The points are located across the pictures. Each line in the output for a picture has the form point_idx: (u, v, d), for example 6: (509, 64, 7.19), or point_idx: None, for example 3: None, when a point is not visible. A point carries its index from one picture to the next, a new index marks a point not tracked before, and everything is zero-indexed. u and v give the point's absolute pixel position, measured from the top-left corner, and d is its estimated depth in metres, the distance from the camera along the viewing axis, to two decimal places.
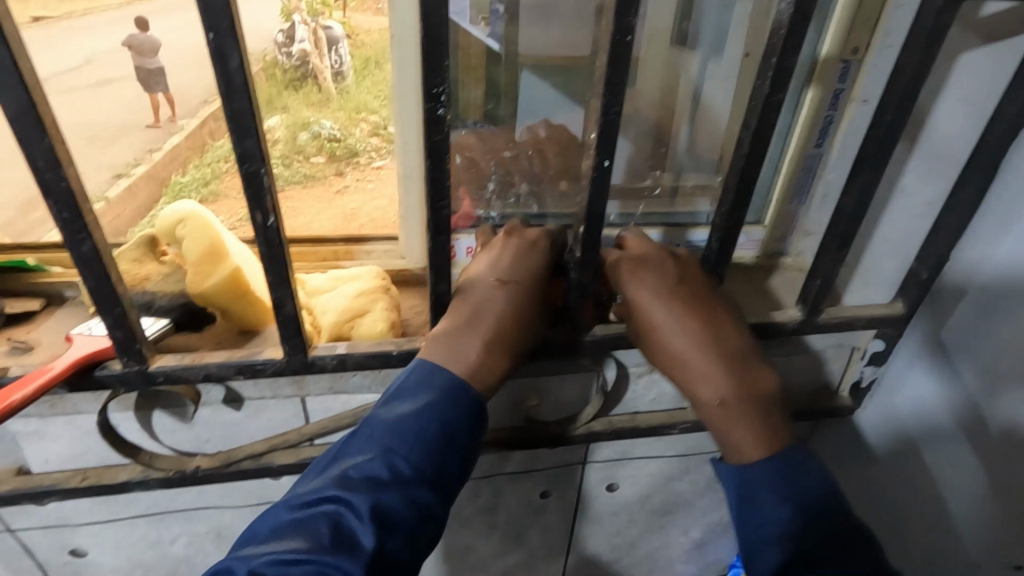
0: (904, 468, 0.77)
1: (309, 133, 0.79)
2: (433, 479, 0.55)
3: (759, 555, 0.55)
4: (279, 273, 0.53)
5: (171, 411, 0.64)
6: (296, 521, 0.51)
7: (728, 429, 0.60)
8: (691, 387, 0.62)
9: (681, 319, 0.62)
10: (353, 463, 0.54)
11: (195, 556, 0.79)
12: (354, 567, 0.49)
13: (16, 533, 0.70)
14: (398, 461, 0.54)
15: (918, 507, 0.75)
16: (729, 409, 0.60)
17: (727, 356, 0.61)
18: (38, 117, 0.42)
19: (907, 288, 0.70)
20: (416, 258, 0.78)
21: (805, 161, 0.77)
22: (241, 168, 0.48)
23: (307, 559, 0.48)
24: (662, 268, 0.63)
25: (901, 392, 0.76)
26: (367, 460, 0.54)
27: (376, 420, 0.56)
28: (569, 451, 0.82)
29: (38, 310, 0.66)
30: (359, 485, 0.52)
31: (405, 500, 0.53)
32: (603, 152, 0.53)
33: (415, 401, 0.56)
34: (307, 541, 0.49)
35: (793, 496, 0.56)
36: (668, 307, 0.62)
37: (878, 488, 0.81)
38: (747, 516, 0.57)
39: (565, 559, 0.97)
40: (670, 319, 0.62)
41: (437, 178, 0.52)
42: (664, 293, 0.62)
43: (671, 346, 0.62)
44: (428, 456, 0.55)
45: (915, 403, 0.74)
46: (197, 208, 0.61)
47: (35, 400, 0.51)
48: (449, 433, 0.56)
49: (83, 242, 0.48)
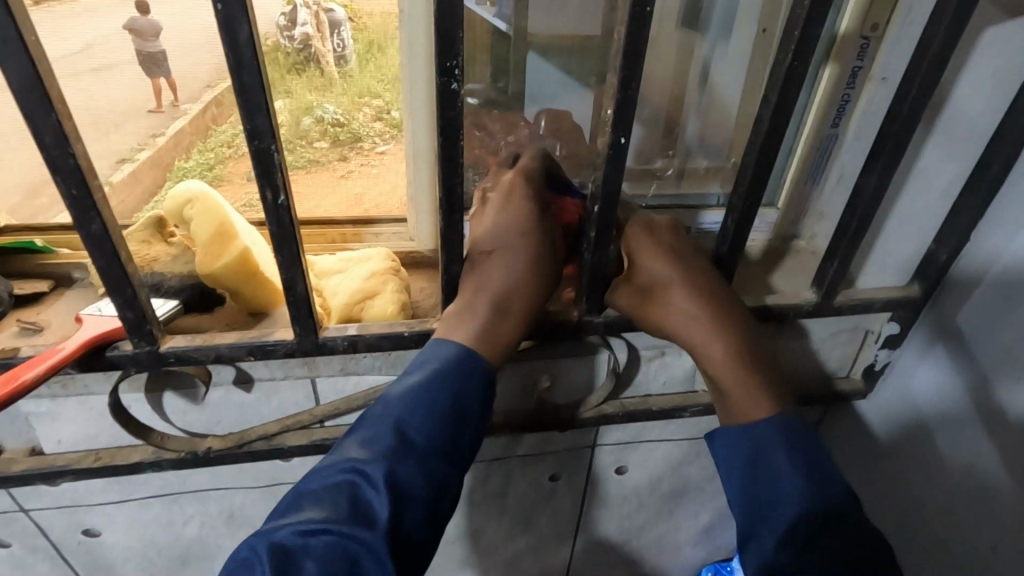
0: (915, 455, 0.76)
1: (313, 118, 0.77)
2: (447, 449, 0.55)
3: (764, 527, 0.57)
4: (290, 252, 0.53)
5: (181, 392, 0.64)
6: (314, 493, 0.51)
7: (736, 392, 0.60)
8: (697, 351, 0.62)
9: (687, 291, 0.62)
10: (365, 435, 0.54)
11: (207, 537, 0.79)
12: (373, 537, 0.49)
13: (30, 513, 0.71)
14: (413, 430, 0.54)
15: (926, 492, 0.75)
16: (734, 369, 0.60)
17: (732, 329, 0.61)
18: (43, 91, 0.41)
19: (925, 270, 0.69)
20: (426, 241, 0.77)
21: (821, 141, 0.75)
22: (251, 144, 0.47)
23: (327, 531, 0.49)
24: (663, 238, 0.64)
25: (917, 377, 0.75)
26: (382, 430, 0.54)
27: (390, 391, 0.56)
28: (579, 434, 0.82)
29: (47, 292, 0.66)
30: (373, 456, 0.52)
31: (420, 470, 0.53)
32: (619, 129, 0.52)
33: (426, 370, 0.56)
34: (326, 513, 0.50)
35: (809, 472, 0.57)
36: (676, 278, 0.62)
37: (888, 472, 0.81)
38: (755, 491, 0.58)
39: (574, 541, 0.98)
40: (677, 285, 0.62)
41: (450, 155, 0.51)
42: (674, 265, 0.63)
43: (676, 310, 0.62)
44: (442, 425, 0.55)
45: (931, 388, 0.74)
46: (205, 189, 0.61)
47: (46, 380, 0.51)
48: (459, 403, 0.55)
49: (92, 221, 0.47)
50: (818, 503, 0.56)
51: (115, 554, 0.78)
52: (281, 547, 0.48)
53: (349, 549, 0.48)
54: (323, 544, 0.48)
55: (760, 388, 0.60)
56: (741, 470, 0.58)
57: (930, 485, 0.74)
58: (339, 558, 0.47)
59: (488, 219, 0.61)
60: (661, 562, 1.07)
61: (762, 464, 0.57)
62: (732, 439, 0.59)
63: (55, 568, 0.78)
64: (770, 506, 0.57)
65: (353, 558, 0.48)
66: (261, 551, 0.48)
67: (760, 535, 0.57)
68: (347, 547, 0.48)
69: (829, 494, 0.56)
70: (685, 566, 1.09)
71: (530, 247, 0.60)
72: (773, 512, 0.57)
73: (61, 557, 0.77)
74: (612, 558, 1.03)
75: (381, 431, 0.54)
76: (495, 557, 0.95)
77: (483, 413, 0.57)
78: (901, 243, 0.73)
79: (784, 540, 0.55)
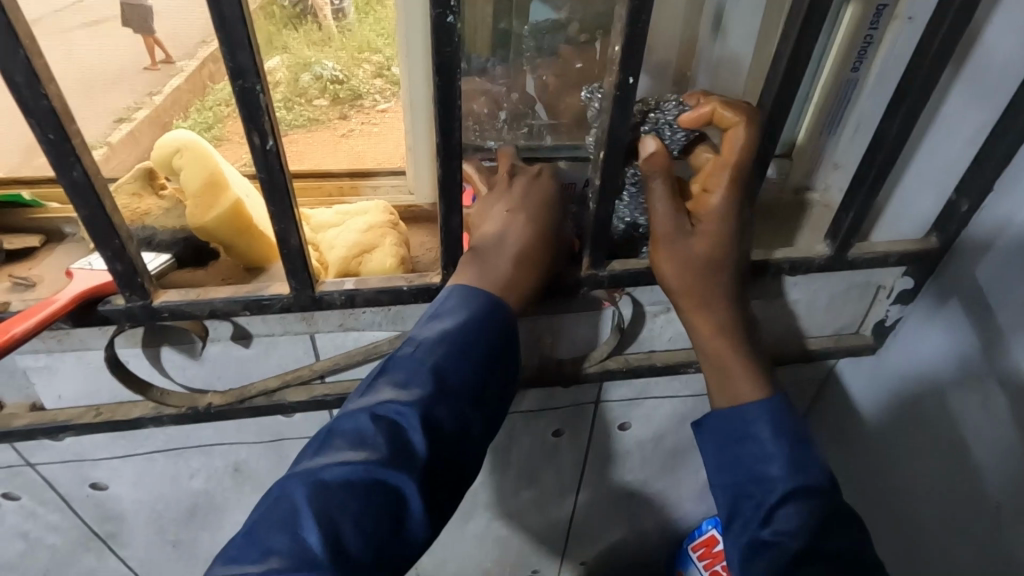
0: (914, 428, 0.76)
1: (311, 73, 0.74)
2: (478, 392, 0.54)
3: (747, 520, 0.56)
4: (281, 202, 0.51)
5: (178, 347, 0.63)
6: (349, 433, 0.49)
7: (719, 371, 0.60)
8: (693, 324, 0.60)
9: (692, 267, 0.58)
10: (399, 377, 0.52)
11: (215, 490, 0.80)
12: (412, 478, 0.48)
13: (38, 467, 0.72)
14: (445, 371, 0.52)
15: (926, 469, 0.76)
16: (725, 354, 0.60)
17: (719, 309, 0.60)
18: (9, 26, 0.39)
19: (944, 222, 0.66)
20: (425, 194, 0.74)
21: (841, 86, 0.71)
22: (235, 85, 0.44)
23: (365, 469, 0.47)
24: (724, 209, 0.57)
25: (919, 346, 0.75)
26: (415, 371, 0.52)
27: (421, 336, 0.54)
28: (583, 391, 0.81)
29: (38, 247, 0.64)
30: (410, 397, 0.50)
31: (452, 413, 0.52)
32: (628, 67, 0.49)
33: (456, 315, 0.55)
34: (364, 452, 0.48)
35: (796, 463, 0.56)
36: (690, 253, 0.57)
37: (890, 446, 0.81)
38: (746, 484, 0.57)
39: (578, 495, 0.99)
40: (701, 262, 0.58)
41: (447, 98, 0.48)
42: (704, 249, 0.57)
43: (683, 283, 0.58)
44: (472, 369, 0.53)
45: (936, 359, 0.73)
46: (194, 137, 0.58)
47: (37, 334, 0.50)
48: (488, 347, 0.55)
49: (73, 167, 0.45)
50: (809, 491, 0.55)
51: (124, 507, 0.80)
52: (323, 485, 0.46)
53: (391, 490, 0.47)
54: (363, 484, 0.46)
55: (733, 371, 0.59)
56: (728, 452, 0.58)
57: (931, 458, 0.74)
58: (379, 500, 0.46)
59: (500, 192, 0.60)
60: (663, 516, 1.09)
61: (744, 443, 0.58)
62: (718, 420, 0.60)
63: (67, 520, 0.80)
64: (753, 487, 0.56)
65: (392, 496, 0.47)
66: (297, 493, 0.46)
67: (744, 518, 0.56)
68: (387, 487, 0.47)
69: (811, 475, 0.56)
70: (685, 516, 1.12)
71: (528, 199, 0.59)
72: (755, 492, 0.56)
73: (71, 509, 0.78)
74: (614, 511, 1.05)
75: (415, 371, 0.52)
76: (499, 509, 0.97)
77: (507, 355, 0.56)
78: (920, 195, 0.70)
79: (768, 517, 0.54)
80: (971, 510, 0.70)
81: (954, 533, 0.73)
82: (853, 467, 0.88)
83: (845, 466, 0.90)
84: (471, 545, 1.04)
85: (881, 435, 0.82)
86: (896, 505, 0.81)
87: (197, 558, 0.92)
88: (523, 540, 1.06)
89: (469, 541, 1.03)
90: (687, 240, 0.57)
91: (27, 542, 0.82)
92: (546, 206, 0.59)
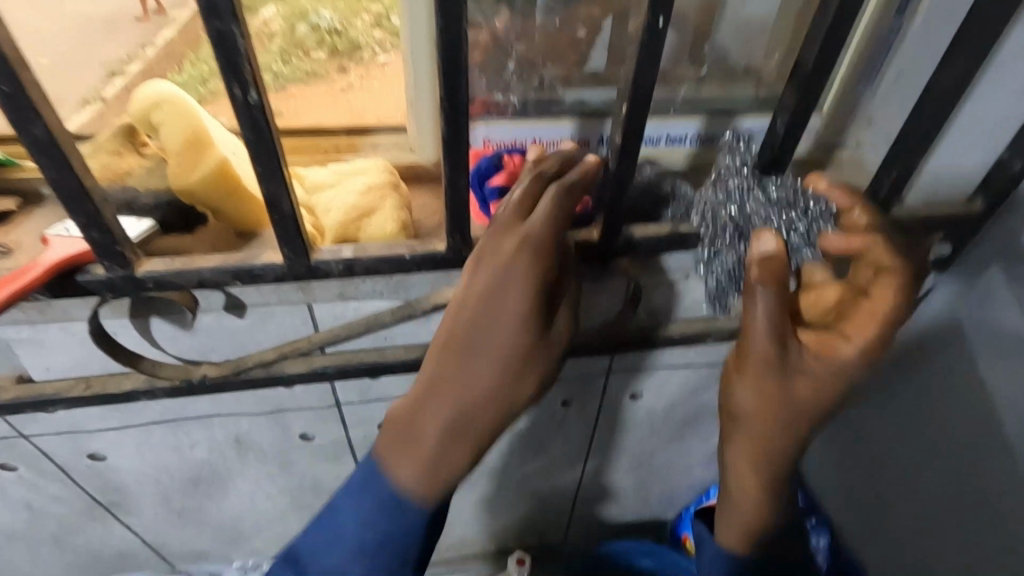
0: (932, 456, 0.75)
1: (308, 24, 0.69)
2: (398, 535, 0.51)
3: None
4: (270, 162, 0.46)
5: (168, 318, 0.59)
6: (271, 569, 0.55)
7: (744, 508, 0.62)
8: (734, 468, 0.61)
9: (820, 365, 0.53)
10: (318, 532, 0.53)
11: (217, 460, 0.79)
12: None
13: (32, 439, 0.70)
14: (365, 531, 0.51)
15: (920, 467, 0.78)
16: (757, 501, 0.61)
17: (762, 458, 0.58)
18: None
19: (991, 183, 0.61)
20: (429, 154, 0.68)
21: (881, 31, 0.64)
22: (209, 27, 0.38)
23: None
24: (795, 397, 0.54)
25: (930, 325, 0.73)
26: (340, 525, 0.52)
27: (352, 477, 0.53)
28: (594, 361, 0.78)
29: (14, 210, 0.60)
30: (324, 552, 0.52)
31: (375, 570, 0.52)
32: (659, 6, 0.42)
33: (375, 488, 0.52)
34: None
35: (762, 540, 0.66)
36: (812, 375, 0.54)
37: (898, 453, 0.80)
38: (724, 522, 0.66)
39: (586, 463, 0.98)
40: (773, 420, 0.55)
41: (451, 43, 0.42)
42: (822, 360, 0.53)
43: (750, 432, 0.57)
44: (390, 522, 0.51)
45: (955, 351, 0.70)
46: (175, 91, 0.53)
47: (16, 303, 0.47)
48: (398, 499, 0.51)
49: (32, 123, 0.40)
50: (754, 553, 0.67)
51: (125, 477, 0.78)
52: None
53: None
54: None
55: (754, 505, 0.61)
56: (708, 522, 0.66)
57: (938, 491, 0.76)
58: None
59: (522, 206, 0.49)
60: (671, 482, 1.09)
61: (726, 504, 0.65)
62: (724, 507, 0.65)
63: (68, 490, 0.78)
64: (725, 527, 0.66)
65: None
66: None
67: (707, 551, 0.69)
68: None
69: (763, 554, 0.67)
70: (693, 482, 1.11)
71: (530, 233, 0.48)
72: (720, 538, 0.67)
73: (70, 479, 0.77)
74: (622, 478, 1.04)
75: (329, 528, 0.52)
76: (506, 478, 0.96)
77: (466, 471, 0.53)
78: (966, 153, 0.64)
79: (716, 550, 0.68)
80: (954, 521, 0.74)
81: (930, 540, 0.79)
82: (853, 442, 0.88)
83: (843, 437, 0.90)
84: (477, 510, 1.03)
85: (897, 443, 0.80)
86: (870, 463, 0.86)
87: (203, 524, 0.92)
88: (529, 505, 1.06)
89: (476, 507, 1.02)
90: (791, 377, 0.54)
91: (30, 511, 0.81)
92: (548, 245, 0.48)
